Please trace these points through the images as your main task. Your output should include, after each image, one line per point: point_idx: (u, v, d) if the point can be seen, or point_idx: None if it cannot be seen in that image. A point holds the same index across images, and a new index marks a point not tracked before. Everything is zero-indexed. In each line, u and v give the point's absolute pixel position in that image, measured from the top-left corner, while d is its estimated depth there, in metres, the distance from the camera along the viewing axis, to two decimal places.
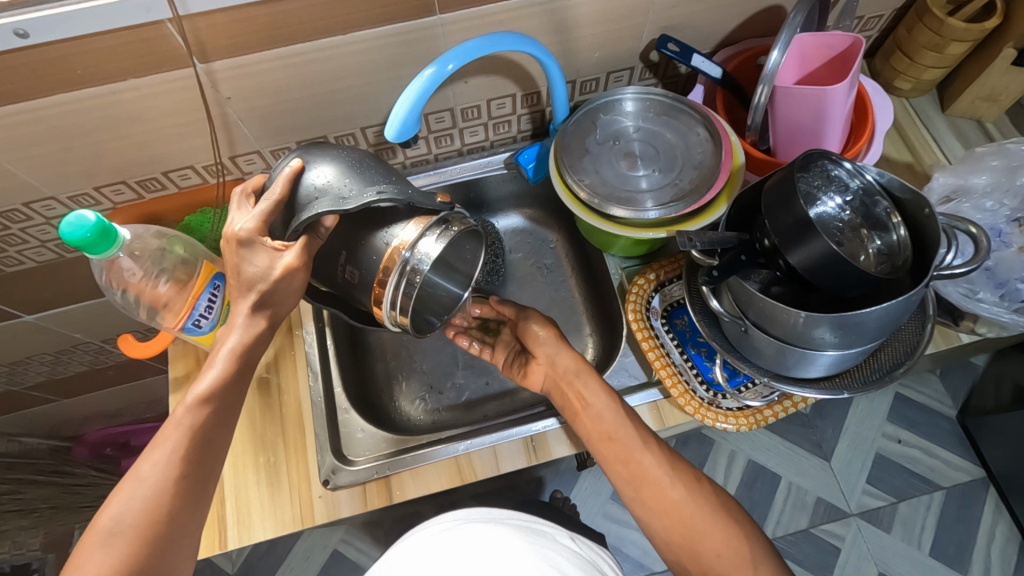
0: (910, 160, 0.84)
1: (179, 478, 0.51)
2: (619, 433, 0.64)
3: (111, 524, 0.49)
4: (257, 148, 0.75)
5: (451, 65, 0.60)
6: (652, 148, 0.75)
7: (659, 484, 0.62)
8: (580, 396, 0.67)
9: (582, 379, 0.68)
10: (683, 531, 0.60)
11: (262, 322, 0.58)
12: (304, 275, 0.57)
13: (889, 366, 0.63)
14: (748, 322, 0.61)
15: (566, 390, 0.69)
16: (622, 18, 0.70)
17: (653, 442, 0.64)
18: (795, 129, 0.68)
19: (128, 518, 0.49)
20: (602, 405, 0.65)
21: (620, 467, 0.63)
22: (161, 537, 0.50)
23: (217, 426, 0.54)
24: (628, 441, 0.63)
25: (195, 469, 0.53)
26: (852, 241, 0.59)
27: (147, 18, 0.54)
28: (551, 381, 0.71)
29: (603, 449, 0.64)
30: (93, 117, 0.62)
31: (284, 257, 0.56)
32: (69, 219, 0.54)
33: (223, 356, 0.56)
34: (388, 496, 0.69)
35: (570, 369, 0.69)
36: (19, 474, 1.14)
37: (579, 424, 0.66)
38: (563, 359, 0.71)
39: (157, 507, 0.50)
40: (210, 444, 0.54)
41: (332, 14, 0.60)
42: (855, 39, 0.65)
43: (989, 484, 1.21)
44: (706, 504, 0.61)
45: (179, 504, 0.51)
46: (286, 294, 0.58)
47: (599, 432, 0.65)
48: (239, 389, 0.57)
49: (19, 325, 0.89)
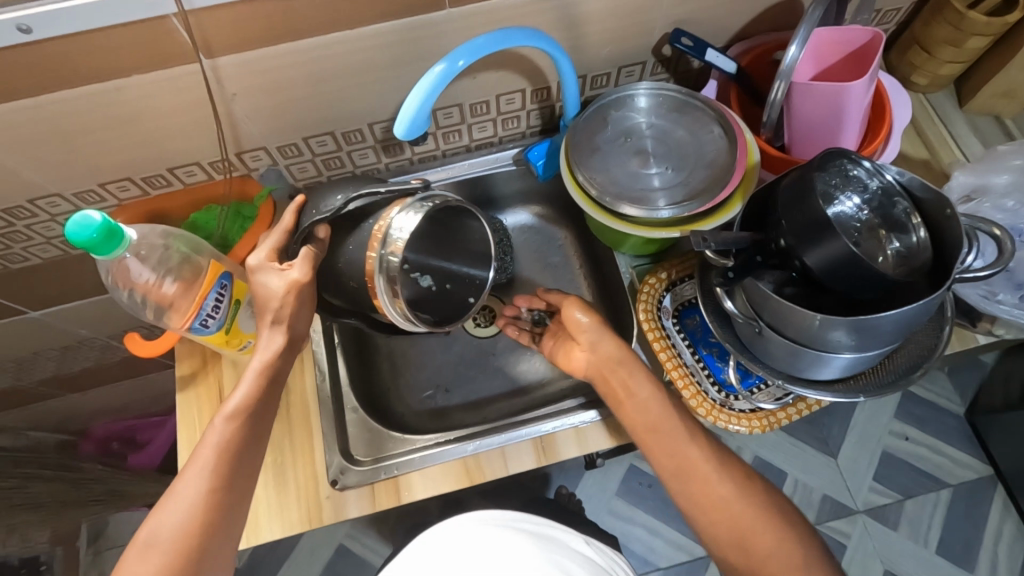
0: (926, 156, 0.82)
1: (208, 492, 0.52)
2: (664, 424, 0.61)
3: (149, 537, 0.50)
4: (263, 144, 0.74)
5: (462, 61, 0.58)
6: (664, 145, 0.73)
7: (707, 476, 0.60)
8: (624, 384, 0.64)
9: (628, 368, 0.64)
10: (726, 533, 0.58)
11: (280, 337, 0.58)
12: (309, 293, 0.58)
13: (905, 369, 0.63)
14: (761, 323, 0.61)
15: (608, 378, 0.65)
16: (634, 11, 0.69)
17: (699, 435, 0.62)
18: (811, 124, 0.66)
19: (164, 531, 0.50)
20: (647, 395, 0.63)
21: (666, 459, 0.60)
22: (195, 550, 0.50)
23: (246, 440, 0.55)
24: (674, 435, 0.61)
25: (227, 482, 0.53)
26: (870, 241, 0.57)
27: (152, 13, 0.53)
28: (594, 370, 0.66)
29: (647, 441, 0.62)
30: (99, 114, 0.62)
31: (292, 272, 0.57)
32: (75, 218, 0.52)
33: (255, 371, 0.57)
34: (397, 496, 0.68)
35: (614, 358, 0.65)
36: (24, 469, 1.13)
37: (623, 412, 0.64)
38: (607, 346, 0.66)
39: (191, 520, 0.51)
40: (242, 458, 0.54)
41: (342, 8, 0.59)
42: (875, 34, 0.64)
43: (997, 482, 1.20)
44: (753, 503, 0.59)
45: (213, 516, 0.52)
46: (302, 311, 0.59)
47: (644, 423, 0.62)
48: (269, 403, 0.57)
49: (25, 321, 0.89)
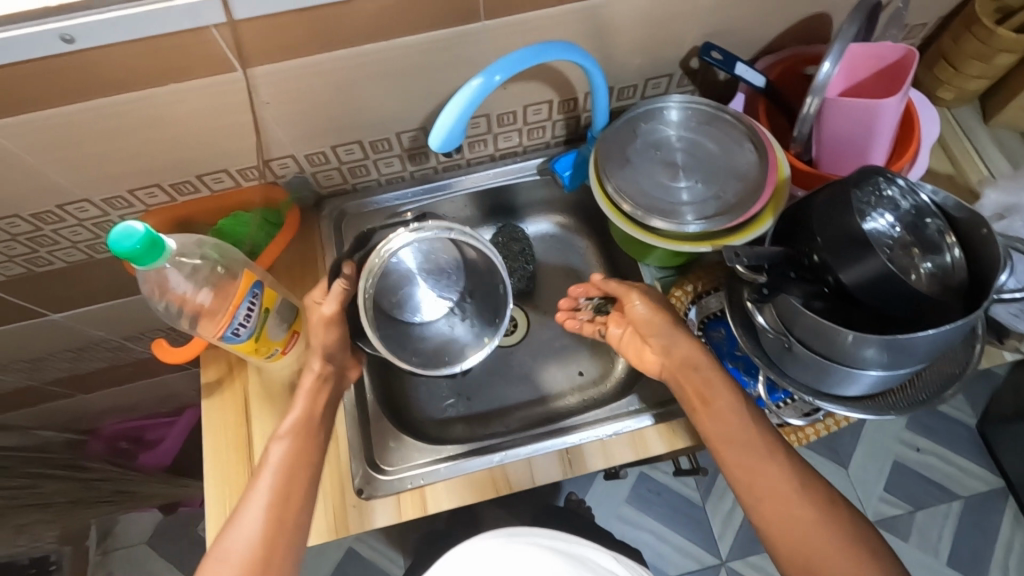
0: (951, 171, 0.82)
1: (268, 507, 0.57)
2: (742, 438, 0.59)
3: (223, 550, 0.56)
4: (292, 152, 0.74)
5: (499, 76, 0.58)
6: (694, 158, 0.73)
7: (785, 495, 0.57)
8: (701, 391, 0.62)
9: (704, 373, 0.62)
10: (796, 549, 0.56)
11: (317, 363, 0.65)
12: (340, 325, 0.66)
13: (935, 388, 0.63)
14: (792, 338, 0.61)
15: (683, 382, 0.63)
16: (666, 24, 0.69)
17: (780, 452, 0.59)
18: (841, 140, 0.66)
19: (235, 546, 0.56)
20: (727, 406, 0.60)
21: (740, 474, 0.59)
22: (261, 559, 0.56)
23: (297, 457, 0.61)
24: (753, 450, 0.59)
25: (282, 497, 0.58)
26: (903, 259, 0.56)
27: (193, 23, 0.53)
28: (668, 372, 0.64)
29: (721, 453, 0.60)
30: (133, 121, 0.62)
31: (324, 307, 0.65)
32: (119, 229, 0.53)
33: (303, 394, 0.65)
34: (423, 506, 0.68)
35: (688, 360, 0.63)
36: (33, 469, 1.12)
37: (697, 420, 0.62)
38: (680, 347, 0.63)
39: (259, 533, 0.56)
40: (296, 473, 0.60)
41: (378, 19, 0.59)
42: (909, 51, 0.64)
43: (1008, 493, 1.20)
44: (819, 512, 0.57)
45: (275, 530, 0.57)
46: (338, 343, 0.66)
47: (721, 435, 0.60)
48: (317, 422, 0.64)
49: (45, 323, 0.89)
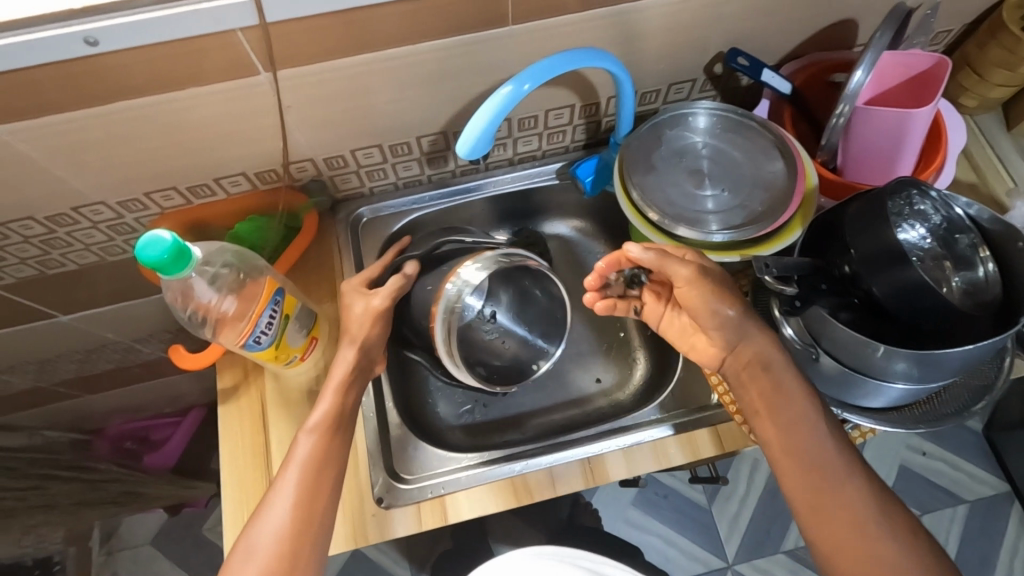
0: (974, 180, 0.82)
1: (295, 508, 0.57)
2: (818, 457, 0.56)
3: (251, 544, 0.56)
4: (310, 156, 0.73)
5: (528, 85, 0.57)
6: (720, 166, 0.72)
7: (857, 514, 0.54)
8: (767, 395, 0.58)
9: (774, 374, 0.58)
10: (847, 562, 0.54)
11: (353, 355, 0.65)
12: (385, 320, 0.67)
13: (962, 403, 0.62)
14: (820, 350, 0.60)
15: (748, 384, 0.59)
16: (693, 29, 0.68)
17: (858, 472, 0.56)
18: (869, 148, 0.65)
19: (265, 541, 0.55)
20: (806, 420, 0.57)
21: (806, 492, 0.56)
22: (287, 558, 0.55)
23: (325, 456, 0.60)
24: (831, 472, 0.56)
25: (309, 499, 0.58)
26: (935, 270, 0.56)
27: (219, 27, 0.52)
28: (731, 369, 0.61)
29: (786, 466, 0.57)
30: (152, 125, 0.61)
31: (374, 300, 0.66)
32: (146, 240, 0.52)
33: (332, 390, 0.63)
34: (443, 516, 0.67)
35: (757, 361, 0.59)
36: (39, 470, 1.09)
37: (760, 426, 0.59)
38: (750, 345, 0.59)
39: (286, 531, 0.56)
40: (323, 474, 0.59)
41: (403, 22, 0.58)
42: (940, 59, 0.63)
43: (1015, 498, 1.20)
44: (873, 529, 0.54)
45: (302, 531, 0.56)
46: (378, 340, 0.67)
47: (792, 448, 0.57)
48: (346, 422, 0.63)
49: (54, 324, 0.88)
